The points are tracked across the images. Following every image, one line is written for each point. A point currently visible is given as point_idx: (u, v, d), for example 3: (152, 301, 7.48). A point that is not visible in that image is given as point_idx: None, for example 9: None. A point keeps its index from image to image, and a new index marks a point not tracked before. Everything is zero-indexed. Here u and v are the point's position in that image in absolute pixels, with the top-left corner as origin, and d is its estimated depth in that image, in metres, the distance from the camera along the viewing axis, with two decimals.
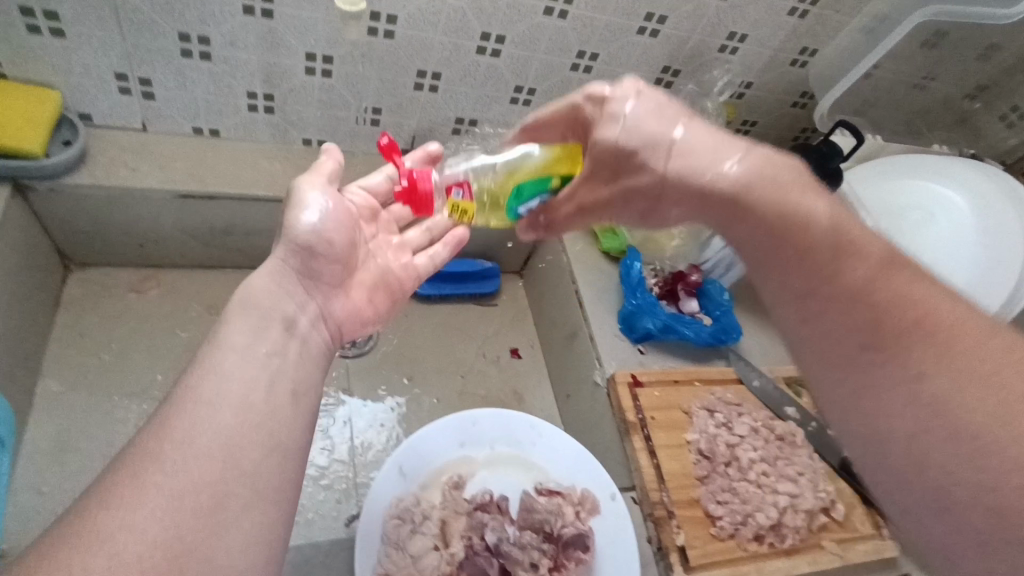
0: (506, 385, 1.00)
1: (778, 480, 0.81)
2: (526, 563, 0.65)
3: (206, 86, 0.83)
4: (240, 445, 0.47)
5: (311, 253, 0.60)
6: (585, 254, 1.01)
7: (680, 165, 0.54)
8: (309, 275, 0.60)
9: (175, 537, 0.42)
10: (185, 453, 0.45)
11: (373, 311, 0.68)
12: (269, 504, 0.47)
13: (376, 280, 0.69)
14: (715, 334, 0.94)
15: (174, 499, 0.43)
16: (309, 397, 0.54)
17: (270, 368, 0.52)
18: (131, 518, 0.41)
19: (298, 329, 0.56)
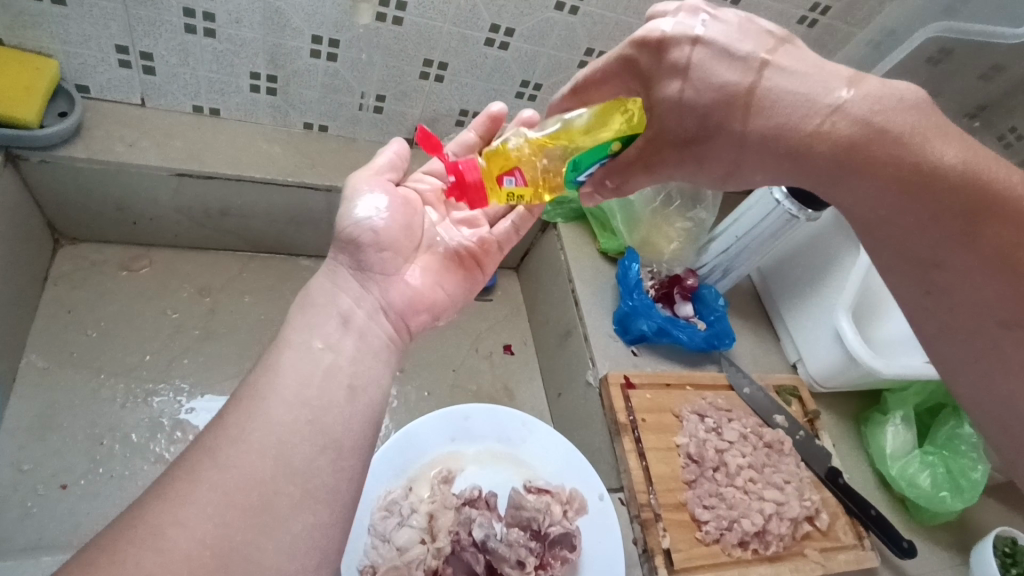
0: (497, 381, 1.00)
1: (764, 486, 0.81)
2: (512, 560, 0.64)
3: (209, 63, 0.82)
4: (290, 445, 0.49)
5: (361, 252, 0.63)
6: (583, 253, 1.01)
7: (766, 121, 0.49)
8: (362, 269, 0.63)
9: (224, 536, 0.44)
10: (238, 451, 0.47)
11: (444, 289, 0.70)
12: (320, 505, 0.49)
13: (443, 263, 0.71)
14: (708, 339, 0.94)
15: (227, 496, 0.46)
16: (368, 395, 0.55)
17: (329, 365, 0.54)
18: (182, 520, 0.44)
19: (355, 323, 0.59)
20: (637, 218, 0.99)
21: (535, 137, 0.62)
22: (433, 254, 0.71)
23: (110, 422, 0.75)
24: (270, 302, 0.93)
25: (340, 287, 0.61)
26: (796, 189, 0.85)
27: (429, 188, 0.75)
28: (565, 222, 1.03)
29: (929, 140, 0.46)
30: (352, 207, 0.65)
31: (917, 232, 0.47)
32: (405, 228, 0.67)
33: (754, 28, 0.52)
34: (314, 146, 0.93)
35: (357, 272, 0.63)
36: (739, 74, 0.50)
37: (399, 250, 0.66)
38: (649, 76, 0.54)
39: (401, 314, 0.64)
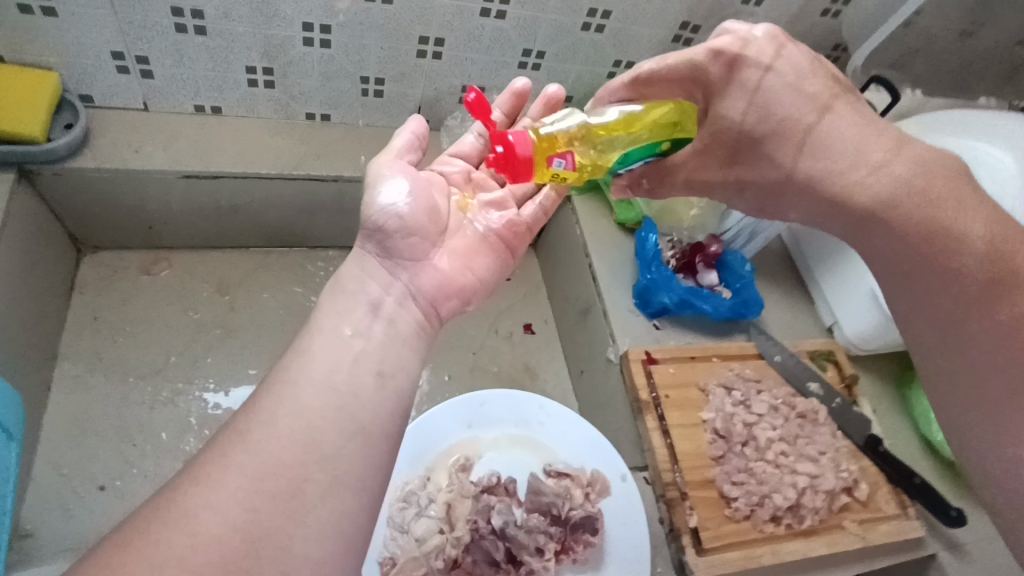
0: (518, 361, 0.99)
1: (796, 460, 0.78)
2: (530, 548, 0.64)
3: (205, 61, 0.81)
4: (316, 428, 0.46)
5: (388, 237, 0.58)
6: (598, 226, 0.97)
7: (815, 162, 0.59)
8: (389, 257, 0.59)
9: (253, 522, 0.42)
10: (267, 436, 0.45)
11: (477, 273, 0.65)
12: (349, 493, 0.46)
13: (474, 246, 0.66)
14: (734, 308, 0.90)
15: (255, 481, 0.44)
16: (397, 381, 0.52)
17: (356, 351, 0.51)
18: (209, 505, 0.42)
19: (384, 310, 0.55)
20: None
21: (593, 122, 0.57)
22: (463, 238, 0.66)
23: (141, 424, 0.78)
24: (288, 295, 0.94)
25: (365, 273, 0.57)
26: None
27: (456, 170, 0.71)
28: (580, 194, 0.99)
29: (963, 210, 0.56)
30: (374, 193, 0.60)
31: (937, 280, 0.56)
32: (432, 212, 0.63)
33: (820, 69, 0.59)
34: (319, 136, 0.92)
35: (383, 261, 0.58)
36: (802, 110, 0.58)
37: (426, 235, 0.61)
38: (719, 93, 0.60)
39: (430, 302, 0.60)
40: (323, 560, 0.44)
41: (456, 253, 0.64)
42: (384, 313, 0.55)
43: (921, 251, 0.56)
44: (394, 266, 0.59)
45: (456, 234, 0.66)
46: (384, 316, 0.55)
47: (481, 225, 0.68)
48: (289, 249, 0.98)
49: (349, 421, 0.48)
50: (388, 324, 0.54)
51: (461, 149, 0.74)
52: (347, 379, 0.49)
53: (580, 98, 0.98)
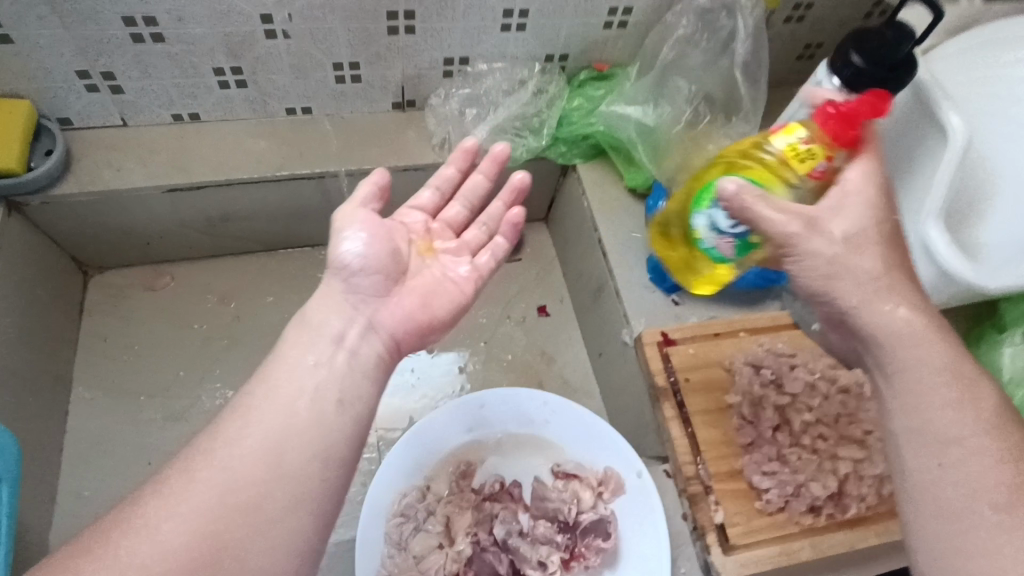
0: (533, 346, 0.94)
1: (837, 443, 0.70)
2: (534, 561, 0.61)
3: (171, 70, 0.77)
4: (280, 440, 0.45)
5: (352, 268, 0.53)
6: (607, 195, 0.89)
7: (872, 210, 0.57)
8: (352, 292, 0.53)
9: (213, 532, 0.41)
10: (232, 453, 0.44)
11: (446, 316, 0.57)
12: (305, 514, 0.43)
13: (440, 282, 0.58)
14: (764, 275, 0.80)
15: (217, 497, 0.42)
16: (359, 405, 0.48)
17: (318, 380, 0.48)
18: (167, 527, 0.41)
19: (346, 342, 0.50)
20: (666, 144, 0.85)
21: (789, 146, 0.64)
22: (428, 277, 0.58)
23: (158, 442, 0.80)
24: (291, 299, 0.92)
25: (327, 307, 0.52)
26: (853, 80, 0.67)
27: (417, 220, 0.62)
28: (585, 163, 0.91)
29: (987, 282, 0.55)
30: (341, 227, 0.54)
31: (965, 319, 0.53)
32: (393, 244, 0.56)
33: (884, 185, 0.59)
34: (302, 132, 0.87)
35: (346, 297, 0.53)
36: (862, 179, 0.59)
37: (388, 273, 0.54)
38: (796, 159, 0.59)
39: (392, 349, 0.53)
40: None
41: (420, 295, 0.56)
42: (348, 344, 0.50)
43: (936, 376, 0.53)
44: (354, 304, 0.53)
45: (423, 272, 0.58)
46: (350, 345, 0.51)
47: (454, 262, 0.60)
48: (290, 251, 0.96)
49: (320, 436, 0.45)
50: (351, 356, 0.50)
51: (430, 179, 0.64)
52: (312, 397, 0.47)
53: (577, 54, 0.87)
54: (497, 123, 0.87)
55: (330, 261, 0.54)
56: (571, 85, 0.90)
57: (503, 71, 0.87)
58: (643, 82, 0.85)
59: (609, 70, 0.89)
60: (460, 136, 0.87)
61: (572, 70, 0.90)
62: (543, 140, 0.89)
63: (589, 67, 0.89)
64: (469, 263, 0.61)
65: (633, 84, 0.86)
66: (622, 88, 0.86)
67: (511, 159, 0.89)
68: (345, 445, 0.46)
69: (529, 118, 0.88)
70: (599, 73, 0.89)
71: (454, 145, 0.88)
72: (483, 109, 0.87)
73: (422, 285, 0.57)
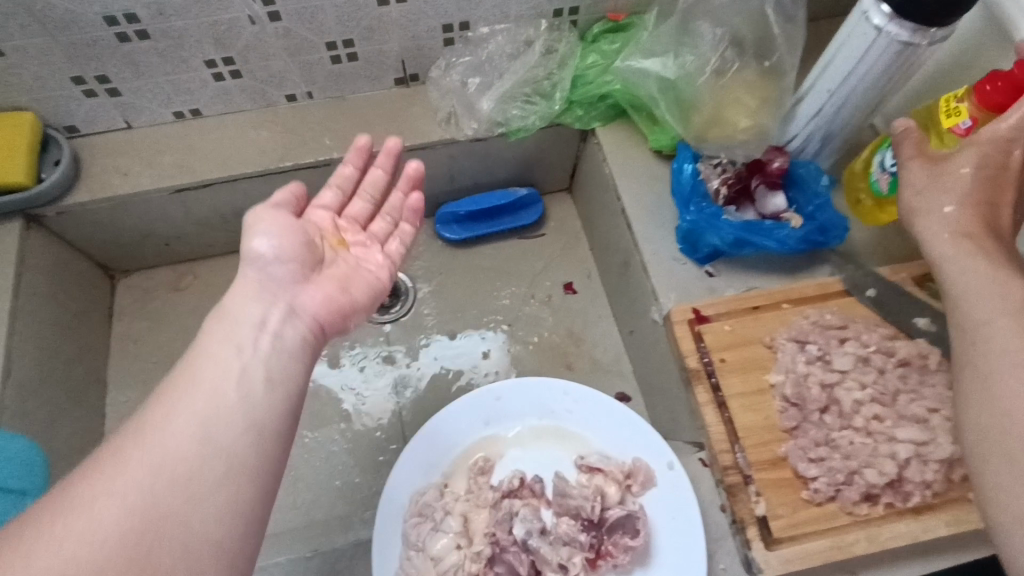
0: (560, 327, 0.89)
1: (895, 424, 0.62)
2: (554, 564, 0.57)
3: (163, 66, 0.75)
4: (215, 410, 0.44)
5: (266, 259, 0.53)
6: (630, 160, 0.81)
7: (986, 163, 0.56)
8: (269, 284, 0.52)
9: (152, 502, 0.39)
10: (165, 428, 0.42)
11: (364, 302, 0.57)
12: (248, 477, 0.43)
13: (356, 273, 0.58)
14: (809, 237, 0.72)
15: (153, 471, 0.40)
16: (289, 382, 0.49)
17: (247, 363, 0.47)
18: (84, 523, 0.37)
19: (269, 326, 0.50)
20: (692, 98, 0.76)
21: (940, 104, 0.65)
22: (343, 267, 0.58)
23: None
24: None
25: (244, 298, 0.51)
26: (907, 5, 0.57)
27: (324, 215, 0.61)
28: (604, 126, 0.83)
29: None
30: (254, 227, 0.54)
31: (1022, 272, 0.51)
32: (307, 238, 0.56)
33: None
34: (304, 119, 0.84)
35: (265, 288, 0.52)
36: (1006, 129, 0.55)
37: (305, 264, 0.55)
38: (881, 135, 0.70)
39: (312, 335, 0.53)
40: (223, 537, 0.41)
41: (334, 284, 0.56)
42: (271, 328, 0.50)
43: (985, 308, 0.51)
44: (272, 293, 0.52)
45: (337, 262, 0.58)
46: (270, 328, 0.50)
47: (369, 253, 0.61)
48: None
49: (253, 404, 0.46)
50: (278, 334, 0.50)
51: (331, 179, 0.64)
52: (242, 369, 0.47)
53: (588, 5, 0.79)
54: (504, 91, 0.81)
55: (245, 258, 0.53)
56: (584, 41, 0.83)
57: (507, 33, 0.80)
58: (662, 30, 0.76)
59: (625, 19, 0.81)
60: (466, 109, 0.82)
61: (585, 24, 0.82)
62: (555, 105, 0.81)
63: (603, 18, 0.81)
64: (381, 253, 0.62)
65: (653, 34, 0.77)
66: (639, 39, 0.78)
67: (523, 128, 0.82)
68: (281, 410, 0.47)
69: (540, 82, 0.81)
70: (615, 24, 0.81)
71: (461, 118, 0.82)
72: (489, 77, 0.81)
73: (341, 274, 0.57)
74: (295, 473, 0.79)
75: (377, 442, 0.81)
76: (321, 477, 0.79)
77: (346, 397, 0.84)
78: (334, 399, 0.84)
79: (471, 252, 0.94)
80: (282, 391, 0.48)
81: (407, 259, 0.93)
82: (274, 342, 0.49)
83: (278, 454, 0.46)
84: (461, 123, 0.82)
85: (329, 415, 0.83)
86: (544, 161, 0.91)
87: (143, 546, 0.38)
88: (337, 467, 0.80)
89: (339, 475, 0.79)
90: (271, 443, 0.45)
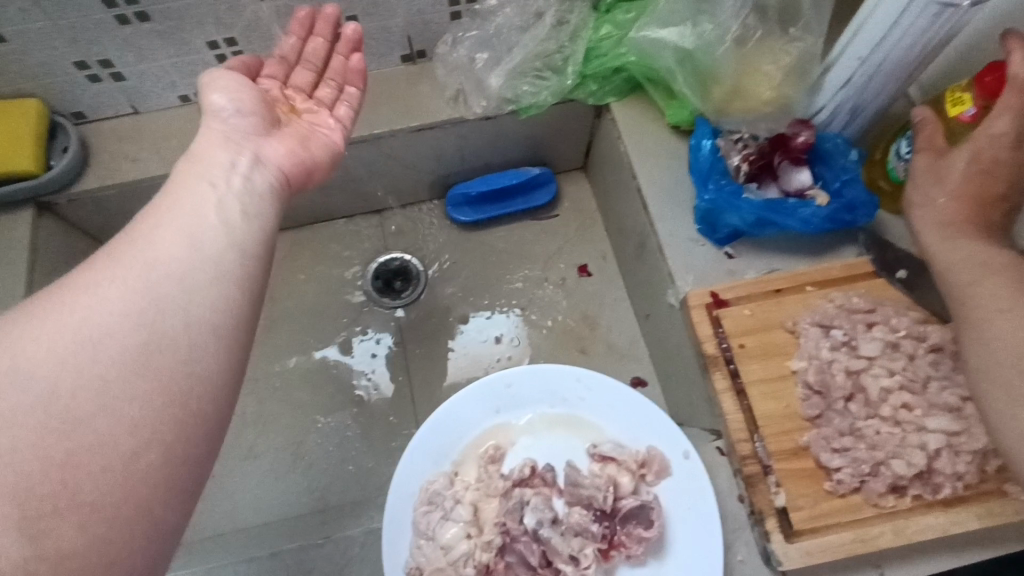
0: (575, 311, 0.87)
1: (926, 414, 0.59)
2: (565, 554, 0.56)
3: (166, 49, 0.74)
4: (196, 225, 0.44)
5: (225, 112, 0.52)
6: (646, 137, 0.78)
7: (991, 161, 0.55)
8: (231, 134, 0.51)
9: (143, 299, 0.39)
10: (148, 240, 0.42)
11: (324, 161, 0.57)
12: (233, 283, 0.43)
13: (310, 137, 0.57)
14: (835, 216, 0.68)
15: (142, 273, 0.41)
16: (263, 218, 0.48)
17: (221, 194, 0.47)
18: (81, 312, 0.38)
19: (238, 169, 0.49)
20: (712, 70, 0.71)
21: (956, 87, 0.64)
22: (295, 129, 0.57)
23: None
24: (322, 275, 0.90)
25: (211, 143, 0.50)
26: None
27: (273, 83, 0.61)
28: (620, 101, 0.80)
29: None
30: (211, 83, 0.53)
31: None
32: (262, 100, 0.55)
33: None
34: None
35: (226, 135, 0.51)
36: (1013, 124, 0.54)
37: (264, 120, 0.54)
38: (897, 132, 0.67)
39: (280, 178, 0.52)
40: (214, 332, 0.41)
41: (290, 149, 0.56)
42: (240, 171, 0.49)
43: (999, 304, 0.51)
44: (234, 140, 0.51)
45: (291, 126, 0.58)
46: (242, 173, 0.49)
47: (320, 115, 0.61)
48: (318, 226, 0.93)
49: (233, 225, 0.46)
50: (251, 178, 0.50)
51: (276, 50, 0.62)
52: (221, 198, 0.47)
53: None
54: (513, 67, 0.77)
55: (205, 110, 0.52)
56: (597, 11, 0.78)
57: (516, 5, 0.76)
58: None
59: None
60: (474, 87, 0.78)
61: None
62: (568, 79, 0.78)
63: None
64: (332, 118, 0.61)
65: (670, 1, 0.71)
66: (655, 7, 0.72)
67: (534, 105, 0.79)
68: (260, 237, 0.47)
69: (550, 55, 0.77)
70: None
71: (469, 96, 0.79)
72: (496, 52, 0.78)
73: (298, 133, 0.57)
74: (308, 458, 0.79)
75: (390, 427, 0.81)
76: (334, 462, 0.79)
77: (359, 382, 0.83)
78: (347, 384, 0.83)
79: (483, 235, 0.92)
80: (259, 222, 0.48)
81: (419, 243, 0.92)
82: (249, 183, 0.49)
83: (259, 274, 0.46)
84: (470, 101, 0.79)
85: (342, 400, 0.82)
86: (557, 139, 0.88)
87: (139, 342, 0.38)
88: (350, 453, 0.79)
89: (352, 460, 0.79)
90: (251, 264, 0.45)
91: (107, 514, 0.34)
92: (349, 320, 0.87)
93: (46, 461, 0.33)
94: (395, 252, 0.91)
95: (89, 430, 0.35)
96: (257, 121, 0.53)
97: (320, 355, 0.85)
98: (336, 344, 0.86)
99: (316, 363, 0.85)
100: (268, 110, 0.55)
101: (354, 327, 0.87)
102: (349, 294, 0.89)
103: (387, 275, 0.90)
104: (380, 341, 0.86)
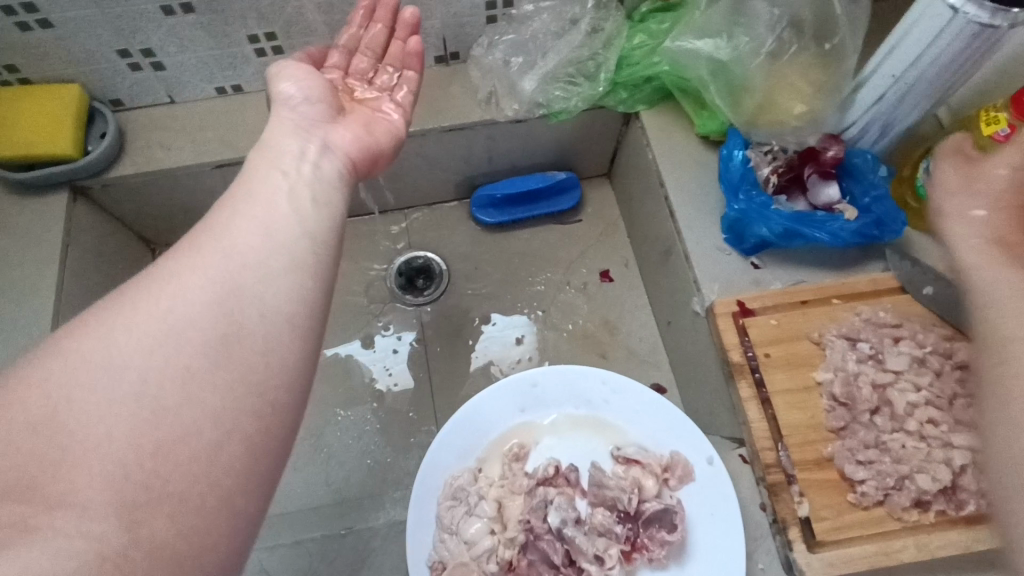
0: (596, 315, 0.87)
1: (952, 430, 0.59)
2: (589, 554, 0.56)
3: (206, 41, 0.75)
4: (270, 216, 0.45)
5: (295, 100, 0.53)
6: (675, 145, 0.78)
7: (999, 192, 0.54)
8: (302, 120, 0.52)
9: (223, 292, 0.40)
10: (224, 232, 0.43)
11: (389, 146, 0.58)
12: (307, 273, 0.44)
13: (375, 122, 0.58)
14: (864, 231, 0.69)
15: (221, 264, 0.41)
16: (334, 207, 0.48)
17: (292, 184, 0.47)
18: (164, 304, 0.39)
19: (308, 155, 0.50)
20: (744, 83, 0.73)
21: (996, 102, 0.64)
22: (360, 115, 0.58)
23: None
24: (346, 271, 0.90)
25: (284, 131, 0.51)
26: None
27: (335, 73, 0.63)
28: (649, 109, 0.80)
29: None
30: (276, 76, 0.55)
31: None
32: (329, 87, 0.56)
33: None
34: None
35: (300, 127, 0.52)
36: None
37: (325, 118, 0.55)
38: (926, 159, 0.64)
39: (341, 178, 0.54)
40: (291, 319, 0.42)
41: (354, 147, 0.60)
42: (311, 158, 0.50)
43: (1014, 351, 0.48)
44: (304, 126, 0.52)
45: (357, 111, 0.59)
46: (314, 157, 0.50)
47: (380, 101, 0.61)
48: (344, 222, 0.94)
49: (305, 214, 0.46)
50: (321, 166, 0.50)
51: (337, 39, 0.64)
52: (293, 188, 0.47)
53: None
54: (547, 71, 0.78)
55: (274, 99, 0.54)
56: (632, 20, 0.79)
57: (551, 11, 0.77)
58: (715, 9, 0.72)
59: None
60: (507, 90, 0.80)
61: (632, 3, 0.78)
62: (599, 87, 0.78)
63: None
64: (393, 103, 0.61)
65: (703, 13, 0.73)
66: (691, 19, 0.74)
67: (565, 111, 0.80)
68: (332, 225, 0.47)
69: (584, 62, 0.78)
70: (664, 4, 0.78)
71: (502, 99, 0.80)
72: (530, 56, 0.79)
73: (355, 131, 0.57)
74: (327, 450, 0.80)
75: (409, 423, 0.81)
76: (352, 455, 0.79)
77: (378, 377, 0.84)
78: (368, 379, 0.84)
79: (506, 237, 0.93)
80: (332, 212, 0.48)
81: (442, 242, 0.92)
82: (318, 171, 0.49)
83: (332, 261, 0.46)
84: (503, 104, 0.80)
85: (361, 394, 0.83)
86: (585, 145, 0.89)
87: (217, 333, 0.39)
88: (367, 447, 0.80)
89: (369, 454, 0.79)
90: (324, 252, 0.45)
91: (192, 496, 0.35)
92: (371, 316, 0.88)
93: (132, 452, 0.34)
94: (418, 250, 0.92)
95: (175, 415, 0.36)
96: (325, 107, 0.54)
97: (341, 349, 0.85)
98: (357, 339, 0.86)
99: (336, 357, 0.85)
100: (335, 96, 0.56)
101: (375, 323, 0.87)
102: (372, 290, 0.89)
103: (410, 273, 0.91)
104: (401, 338, 0.86)
